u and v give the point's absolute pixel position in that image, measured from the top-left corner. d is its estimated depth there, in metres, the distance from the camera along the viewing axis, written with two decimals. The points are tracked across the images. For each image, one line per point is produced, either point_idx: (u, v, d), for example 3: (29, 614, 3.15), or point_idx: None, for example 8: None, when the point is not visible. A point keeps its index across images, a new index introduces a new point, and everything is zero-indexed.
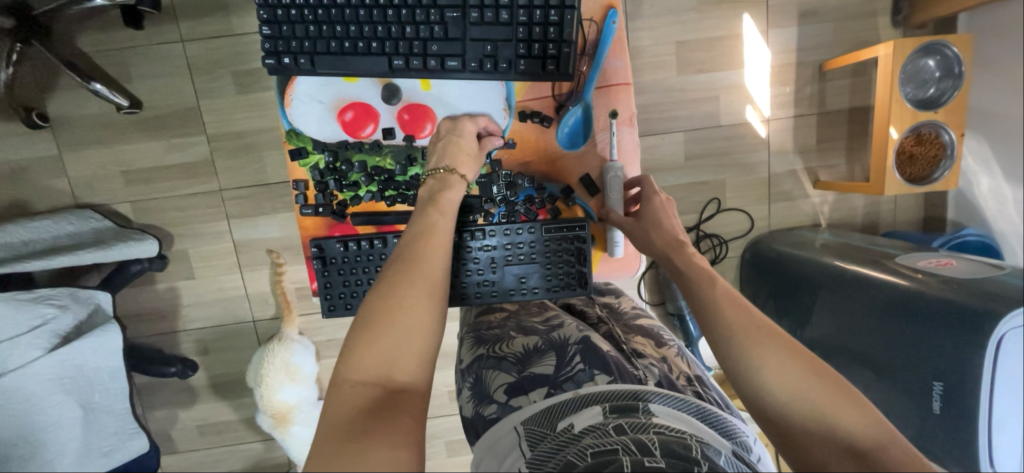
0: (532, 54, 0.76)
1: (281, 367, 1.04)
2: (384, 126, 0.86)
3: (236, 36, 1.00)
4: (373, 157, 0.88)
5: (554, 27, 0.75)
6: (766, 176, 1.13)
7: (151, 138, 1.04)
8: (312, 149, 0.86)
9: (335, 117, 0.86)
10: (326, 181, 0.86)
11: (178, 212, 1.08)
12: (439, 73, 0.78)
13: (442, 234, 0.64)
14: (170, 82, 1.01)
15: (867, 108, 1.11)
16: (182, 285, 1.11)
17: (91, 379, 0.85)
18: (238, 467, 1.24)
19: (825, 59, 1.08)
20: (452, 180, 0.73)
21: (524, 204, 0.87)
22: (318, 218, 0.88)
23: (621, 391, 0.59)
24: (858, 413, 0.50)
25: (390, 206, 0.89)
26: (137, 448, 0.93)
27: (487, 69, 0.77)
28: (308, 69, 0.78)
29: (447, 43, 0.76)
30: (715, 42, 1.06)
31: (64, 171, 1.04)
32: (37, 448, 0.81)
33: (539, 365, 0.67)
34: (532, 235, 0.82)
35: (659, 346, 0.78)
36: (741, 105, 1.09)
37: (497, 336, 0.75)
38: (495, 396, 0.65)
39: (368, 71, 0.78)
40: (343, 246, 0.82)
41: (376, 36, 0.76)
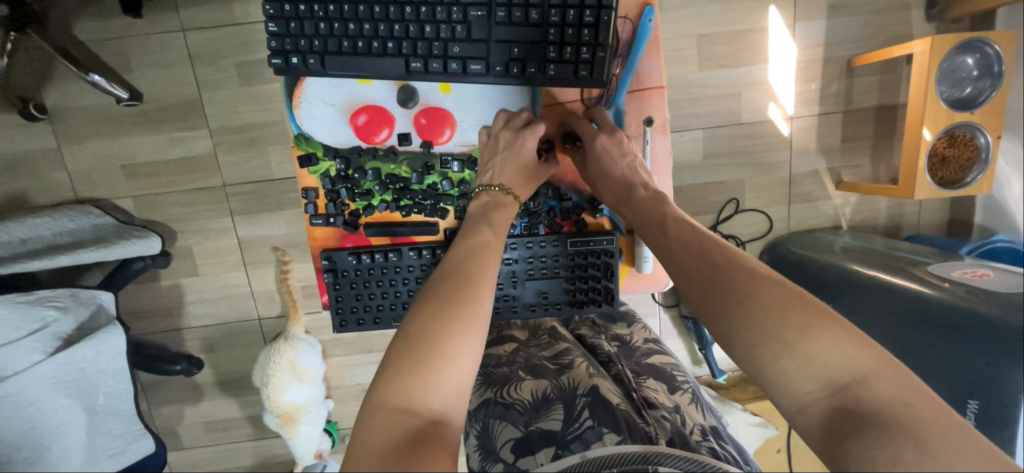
0: (564, 58, 0.72)
1: (288, 366, 1.02)
2: (399, 131, 0.83)
3: (239, 26, 0.96)
4: (388, 166, 0.84)
5: (589, 29, 0.71)
6: (786, 176, 1.09)
7: (152, 132, 1.01)
8: (322, 155, 0.83)
9: (347, 121, 0.82)
10: (338, 190, 0.83)
11: (182, 208, 1.05)
12: (461, 77, 0.74)
13: (496, 255, 0.63)
14: (172, 72, 0.98)
15: (896, 106, 1.06)
16: (186, 282, 1.09)
17: (96, 382, 0.83)
18: (244, 464, 1.23)
19: (854, 54, 1.03)
20: (506, 199, 0.74)
21: (548, 217, 0.84)
22: (330, 228, 0.85)
23: (630, 452, 0.53)
24: (833, 341, 0.45)
25: (405, 218, 0.85)
26: (143, 448, 0.91)
27: (515, 74, 0.73)
28: (318, 70, 0.74)
29: (470, 44, 0.72)
30: (739, 36, 1.02)
31: (63, 164, 1.01)
32: (42, 453, 0.81)
33: (547, 419, 0.63)
34: (554, 249, 0.83)
35: (673, 392, 0.73)
36: (764, 102, 1.05)
37: (505, 377, 0.73)
38: (501, 453, 0.61)
39: (383, 73, 0.74)
40: (355, 259, 0.82)
41: (393, 35, 0.72)
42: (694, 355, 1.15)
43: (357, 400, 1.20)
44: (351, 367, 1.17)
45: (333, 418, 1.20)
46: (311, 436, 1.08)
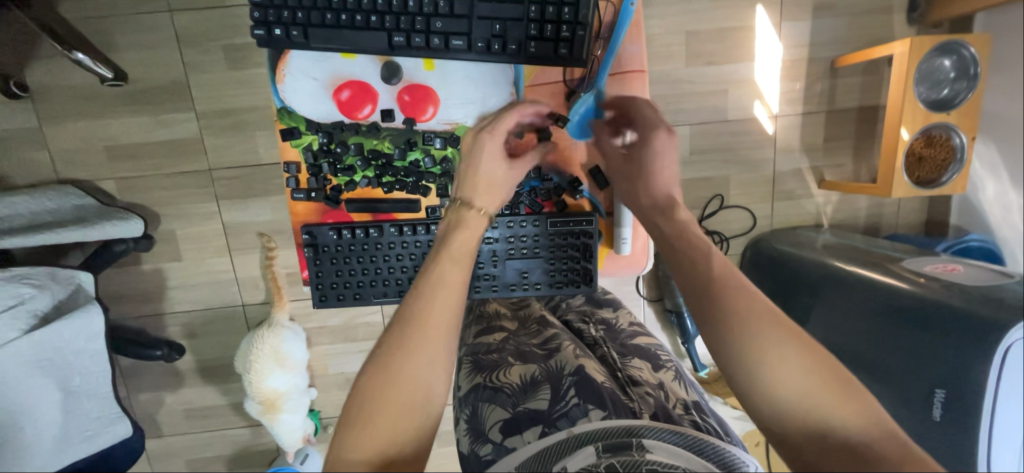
0: (544, 36, 0.73)
1: (271, 353, 1.02)
2: (382, 107, 0.83)
3: (227, 9, 0.95)
4: (369, 142, 0.85)
5: (569, 8, 0.72)
6: (770, 174, 1.11)
7: (136, 113, 1.00)
8: (305, 130, 0.83)
9: (330, 96, 0.82)
10: (320, 164, 0.84)
11: (166, 192, 1.04)
12: (443, 53, 0.74)
13: (459, 278, 0.57)
14: (158, 53, 0.97)
15: (877, 107, 1.09)
16: (169, 266, 1.08)
17: (71, 363, 0.80)
18: (224, 453, 1.22)
19: (836, 55, 1.06)
20: (480, 221, 0.65)
21: (529, 196, 0.86)
22: (314, 203, 0.85)
23: (612, 428, 0.54)
24: (852, 408, 0.47)
25: (387, 194, 0.86)
26: (120, 432, 0.90)
27: (495, 51, 0.74)
28: (300, 42, 0.74)
29: (452, 20, 0.72)
30: (726, 34, 1.03)
31: (45, 143, 0.99)
32: (14, 433, 0.78)
33: (534, 400, 0.64)
34: (536, 228, 0.83)
35: (656, 369, 0.75)
36: (749, 100, 1.07)
37: (495, 362, 0.73)
38: (490, 434, 0.61)
39: (366, 47, 0.74)
40: (335, 234, 0.82)
41: (376, 9, 0.72)
42: (678, 349, 1.16)
43: (340, 390, 1.19)
44: (335, 356, 1.17)
45: (317, 407, 1.19)
46: (293, 424, 1.08)
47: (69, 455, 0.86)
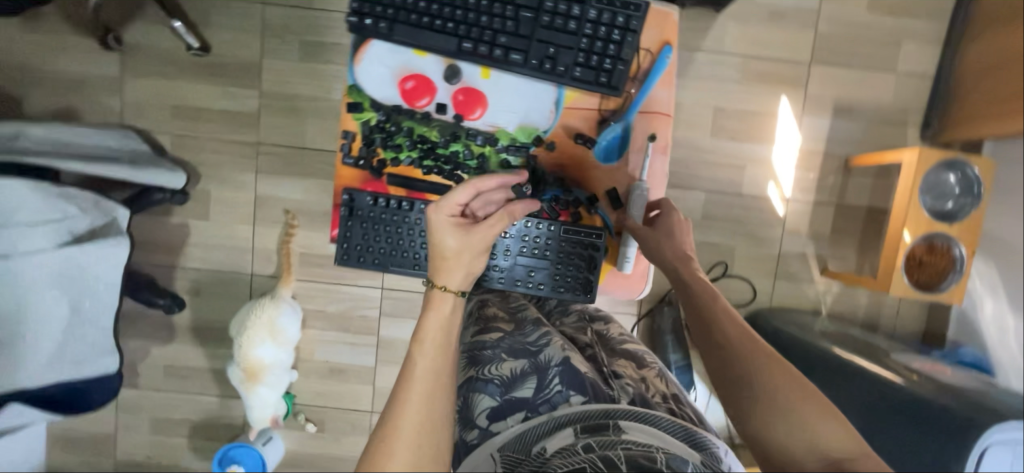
0: (590, 64, 0.82)
1: (266, 324, 1.04)
2: (439, 101, 0.88)
3: (313, 10, 1.07)
4: (418, 126, 0.91)
5: (614, 45, 0.81)
6: (776, 252, 1.16)
7: (209, 81, 1.10)
8: (368, 106, 0.88)
9: (395, 84, 0.87)
10: (373, 138, 0.88)
11: (213, 156, 1.12)
12: (502, 64, 0.82)
13: (432, 356, 0.58)
14: (243, 35, 1.08)
15: (885, 210, 1.14)
16: (194, 223, 1.14)
17: (87, 285, 0.81)
18: (190, 419, 1.21)
19: (851, 155, 1.13)
20: (454, 307, 0.62)
21: (548, 203, 0.88)
22: (356, 169, 0.89)
23: (590, 411, 0.60)
24: (833, 427, 0.56)
25: (424, 175, 0.90)
26: (105, 366, 0.88)
27: (545, 69, 0.82)
28: (384, 34, 0.82)
29: (515, 38, 0.81)
30: (751, 116, 1.12)
31: (122, 92, 1.10)
32: (12, 339, 0.77)
33: (521, 389, 0.67)
34: (549, 231, 0.85)
35: (640, 366, 0.77)
36: (764, 180, 1.14)
37: (488, 358, 0.72)
38: (477, 421, 0.65)
39: (437, 47, 0.82)
40: (372, 200, 0.84)
41: (453, 18, 0.82)
42: None
43: (321, 379, 1.19)
44: (325, 343, 1.18)
45: (294, 391, 1.19)
46: (269, 400, 1.08)
47: (49, 378, 0.82)
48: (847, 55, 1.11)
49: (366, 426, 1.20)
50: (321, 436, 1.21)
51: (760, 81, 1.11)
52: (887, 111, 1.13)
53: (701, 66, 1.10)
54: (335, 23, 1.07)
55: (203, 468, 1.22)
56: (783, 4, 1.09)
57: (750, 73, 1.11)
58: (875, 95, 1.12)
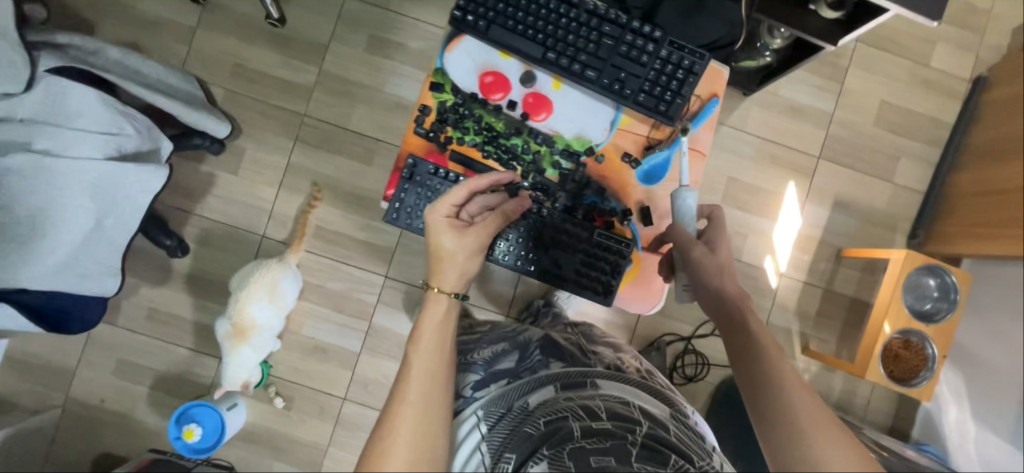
0: (654, 94, 0.73)
1: (268, 284, 1.05)
2: (511, 99, 0.78)
3: (388, 11, 1.17)
4: (488, 113, 0.79)
5: (678, 81, 0.73)
6: (763, 322, 1.21)
7: (274, 50, 1.17)
8: (449, 89, 0.77)
9: (477, 75, 0.77)
10: (446, 116, 0.76)
11: (258, 117, 1.17)
12: (575, 79, 0.74)
13: (426, 353, 0.56)
14: (317, 17, 1.17)
15: (869, 304, 1.22)
16: (221, 175, 1.17)
17: (116, 201, 0.81)
18: (156, 368, 1.17)
19: (844, 246, 1.22)
20: (449, 309, 0.60)
21: (586, 208, 0.79)
22: (423, 140, 0.77)
23: (569, 371, 0.68)
24: None
25: (485, 159, 0.78)
26: (106, 288, 0.85)
27: (615, 90, 0.73)
28: (479, 31, 0.73)
29: (594, 58, 0.73)
30: (760, 192, 1.21)
31: (190, 41, 1.16)
32: (36, 237, 0.77)
33: (503, 363, 0.74)
34: (582, 232, 0.77)
35: (616, 350, 0.86)
36: (762, 252, 1.21)
37: (467, 348, 0.80)
38: (461, 392, 0.70)
39: (517, 49, 0.73)
40: (434, 171, 0.75)
41: (536, 25, 0.73)
42: None
43: (301, 354, 1.18)
44: (315, 319, 1.18)
45: (271, 361, 1.17)
46: (247, 362, 1.06)
47: (49, 285, 0.79)
48: (851, 157, 1.23)
49: (334, 412, 1.18)
50: (286, 413, 1.17)
51: (772, 162, 1.22)
52: (881, 214, 1.23)
53: (721, 139, 1.21)
54: (405, 27, 1.17)
55: (155, 423, 1.17)
56: (801, 101, 1.22)
57: (764, 154, 1.21)
58: (871, 198, 1.23)
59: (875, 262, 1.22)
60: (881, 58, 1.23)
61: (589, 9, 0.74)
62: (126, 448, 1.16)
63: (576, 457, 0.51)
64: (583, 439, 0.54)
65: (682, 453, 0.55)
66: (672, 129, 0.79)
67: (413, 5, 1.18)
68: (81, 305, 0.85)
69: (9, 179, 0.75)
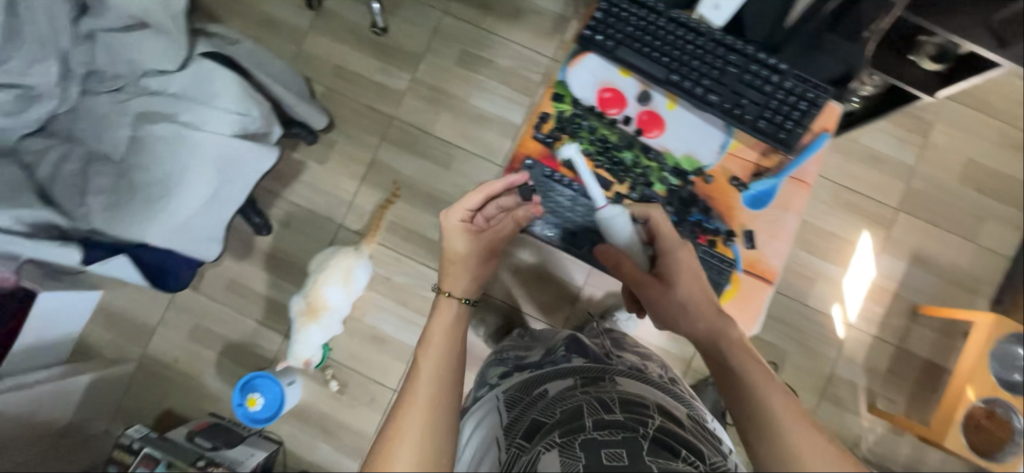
0: (774, 122, 0.72)
1: (343, 269, 1.10)
2: (626, 114, 0.80)
3: (482, 29, 1.25)
4: (602, 126, 0.82)
5: (803, 111, 0.71)
6: (827, 372, 1.17)
7: (374, 56, 1.27)
8: (569, 101, 0.80)
9: (596, 91, 0.79)
10: (566, 126, 0.80)
11: (352, 115, 1.26)
12: (696, 103, 0.74)
13: (440, 353, 0.57)
14: (416, 30, 1.26)
15: (943, 368, 1.16)
16: (311, 164, 1.25)
17: (234, 174, 0.89)
18: (227, 337, 1.24)
19: (920, 304, 1.17)
20: (459, 310, 0.63)
21: (690, 226, 0.79)
22: (540, 144, 0.81)
23: (590, 368, 0.69)
24: None
25: (596, 168, 0.82)
26: (208, 252, 0.92)
27: (735, 116, 0.73)
28: (604, 50, 0.74)
29: (715, 83, 0.73)
30: (834, 238, 1.19)
31: (301, 41, 1.27)
32: (163, 199, 0.84)
33: (528, 358, 0.81)
34: (684, 245, 0.79)
35: (647, 354, 0.84)
36: (831, 299, 1.18)
37: (502, 350, 0.90)
38: (489, 380, 0.79)
39: (639, 70, 0.74)
40: (550, 176, 0.80)
41: (663, 45, 0.73)
42: None
43: (360, 341, 1.23)
44: (378, 309, 1.23)
45: (331, 345, 1.22)
46: (313, 341, 1.11)
47: (164, 243, 0.86)
48: (934, 213, 1.19)
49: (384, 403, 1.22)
50: (338, 397, 1.22)
51: (849, 209, 1.19)
52: (963, 275, 1.17)
53: None
54: (496, 45, 1.25)
55: (219, 389, 1.23)
56: (885, 151, 1.19)
57: (842, 200, 1.19)
58: (954, 258, 1.18)
59: (953, 324, 1.16)
60: (974, 116, 1.20)
61: (716, 37, 0.73)
62: (189, 408, 1.23)
63: (590, 449, 0.51)
64: (595, 431, 0.54)
65: (694, 450, 0.54)
66: (782, 158, 0.76)
67: (506, 25, 1.25)
68: (176, 268, 0.92)
69: (156, 147, 0.85)
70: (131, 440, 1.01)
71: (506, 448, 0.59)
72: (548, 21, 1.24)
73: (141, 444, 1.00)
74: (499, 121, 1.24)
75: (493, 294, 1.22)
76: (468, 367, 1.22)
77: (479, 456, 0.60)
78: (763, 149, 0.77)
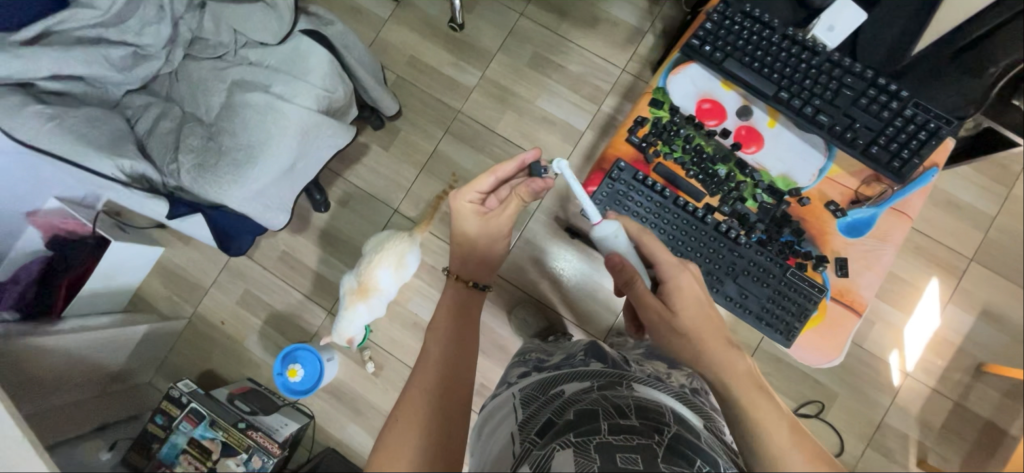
0: (886, 149, 0.72)
1: (396, 254, 1.09)
2: (725, 127, 0.79)
3: (556, 34, 1.27)
4: (699, 136, 0.80)
5: (917, 141, 0.72)
6: (877, 420, 1.11)
7: (447, 50, 1.30)
8: (667, 108, 0.79)
9: (695, 101, 0.79)
10: (663, 132, 0.78)
11: (419, 105, 1.29)
12: (804, 122, 0.75)
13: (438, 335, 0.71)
14: (492, 29, 1.28)
15: (1005, 432, 1.09)
16: (374, 148, 1.28)
17: (315, 147, 0.92)
18: (274, 306, 1.28)
19: (986, 361, 1.11)
20: (464, 291, 0.83)
21: (779, 247, 0.77)
22: (633, 148, 0.79)
23: (609, 373, 0.65)
24: None
25: (687, 178, 0.80)
26: (276, 222, 0.95)
27: (845, 139, 0.74)
28: (714, 61, 0.76)
29: (828, 104, 0.74)
30: (898, 281, 1.14)
31: (380, 29, 1.31)
32: (244, 163, 0.86)
33: (550, 362, 0.78)
34: (773, 265, 0.76)
35: None
36: (889, 344, 1.13)
37: (527, 356, 0.87)
38: (510, 380, 0.77)
39: (749, 83, 0.75)
40: (642, 180, 0.78)
41: (776, 62, 0.75)
42: None
43: (401, 326, 1.24)
44: (422, 297, 1.24)
45: (372, 327, 1.24)
46: (358, 320, 1.12)
47: (238, 205, 0.88)
48: (1010, 268, 1.13)
49: None
50: (373, 379, 1.23)
51: (917, 253, 1.14)
52: None
53: None
54: (568, 51, 1.26)
55: (260, 355, 1.26)
56: (962, 197, 1.14)
57: (910, 243, 1.15)
58: None
59: (1021, 388, 1.10)
60: None
61: (830, 59, 0.74)
62: (230, 371, 1.26)
63: (602, 451, 0.47)
64: (610, 435, 0.50)
65: (710, 461, 0.50)
66: (886, 188, 0.75)
67: (581, 33, 1.26)
68: (239, 235, 0.95)
69: (248, 115, 0.87)
70: (180, 393, 1.04)
71: (519, 443, 0.56)
72: (623, 32, 1.25)
73: (189, 399, 1.03)
74: (563, 126, 1.25)
75: (536, 298, 1.22)
76: (503, 366, 1.22)
77: (494, 455, 0.58)
78: (865, 177, 0.76)
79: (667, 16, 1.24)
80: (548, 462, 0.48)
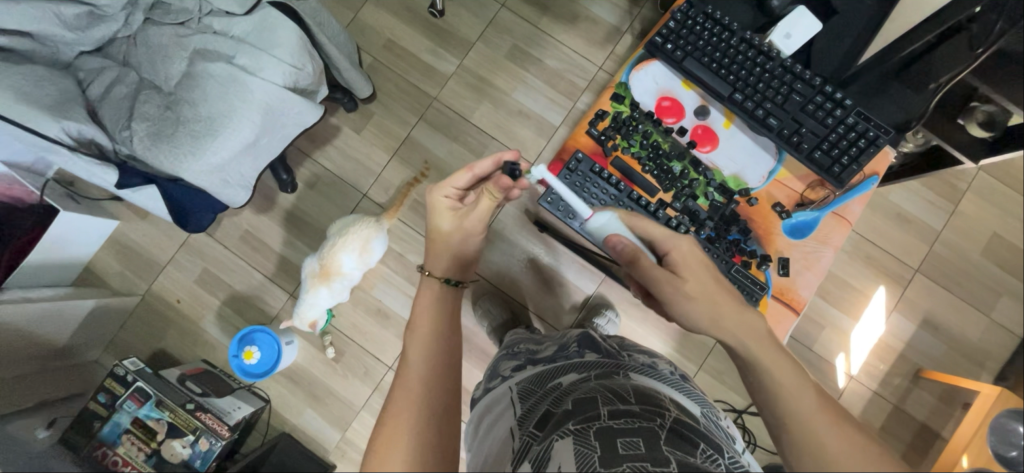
0: (829, 154, 0.75)
1: (361, 238, 1.07)
2: (682, 125, 0.82)
3: (536, 28, 1.27)
4: (657, 133, 0.84)
5: (858, 148, 0.75)
6: None
7: (427, 37, 1.28)
8: (628, 103, 0.83)
9: (655, 99, 0.83)
10: (622, 126, 0.82)
11: (394, 90, 1.27)
12: (754, 124, 0.78)
13: (420, 330, 0.63)
14: (472, 17, 1.28)
15: (937, 435, 1.15)
16: (345, 131, 1.26)
17: (278, 124, 0.90)
18: (233, 286, 1.24)
19: (923, 368, 1.17)
20: (441, 289, 0.69)
21: (727, 245, 0.79)
22: (592, 141, 0.83)
23: (604, 365, 0.66)
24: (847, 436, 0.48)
25: (643, 173, 0.83)
26: (236, 199, 0.93)
27: (791, 143, 0.77)
28: (674, 59, 0.78)
29: (779, 108, 0.77)
30: (848, 288, 1.19)
31: (358, 10, 1.29)
32: (206, 136, 0.83)
33: (540, 352, 0.78)
34: (720, 262, 0.78)
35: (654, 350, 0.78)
36: (836, 348, 1.18)
37: (513, 346, 0.86)
38: (500, 373, 0.76)
39: (706, 83, 0.78)
40: (598, 170, 0.80)
41: (734, 65, 0.78)
42: None
43: (365, 312, 1.23)
44: (387, 284, 1.23)
45: (335, 311, 1.22)
46: (321, 303, 1.10)
47: (198, 180, 0.85)
48: (952, 280, 1.19)
49: (377, 377, 1.21)
50: (333, 364, 1.22)
51: (867, 263, 1.20)
52: (971, 347, 1.17)
53: None
54: (547, 46, 1.26)
55: (216, 336, 1.23)
56: (912, 211, 1.20)
57: (860, 253, 1.20)
58: (965, 328, 1.18)
59: (955, 393, 1.15)
60: (1004, 192, 1.20)
61: (784, 65, 0.77)
62: (183, 351, 1.23)
63: (603, 438, 0.48)
64: (610, 420, 0.51)
65: (711, 442, 0.53)
66: (829, 192, 0.79)
67: (560, 28, 1.27)
68: (197, 211, 0.93)
69: (207, 85, 0.85)
70: (125, 371, 1.00)
71: (518, 438, 0.56)
72: (602, 31, 1.26)
73: (135, 377, 1.00)
74: (538, 120, 1.25)
75: (502, 289, 1.23)
76: (466, 355, 1.22)
77: (496, 450, 0.58)
78: (810, 182, 0.80)
79: (646, 18, 1.26)
80: (549, 454, 0.48)
